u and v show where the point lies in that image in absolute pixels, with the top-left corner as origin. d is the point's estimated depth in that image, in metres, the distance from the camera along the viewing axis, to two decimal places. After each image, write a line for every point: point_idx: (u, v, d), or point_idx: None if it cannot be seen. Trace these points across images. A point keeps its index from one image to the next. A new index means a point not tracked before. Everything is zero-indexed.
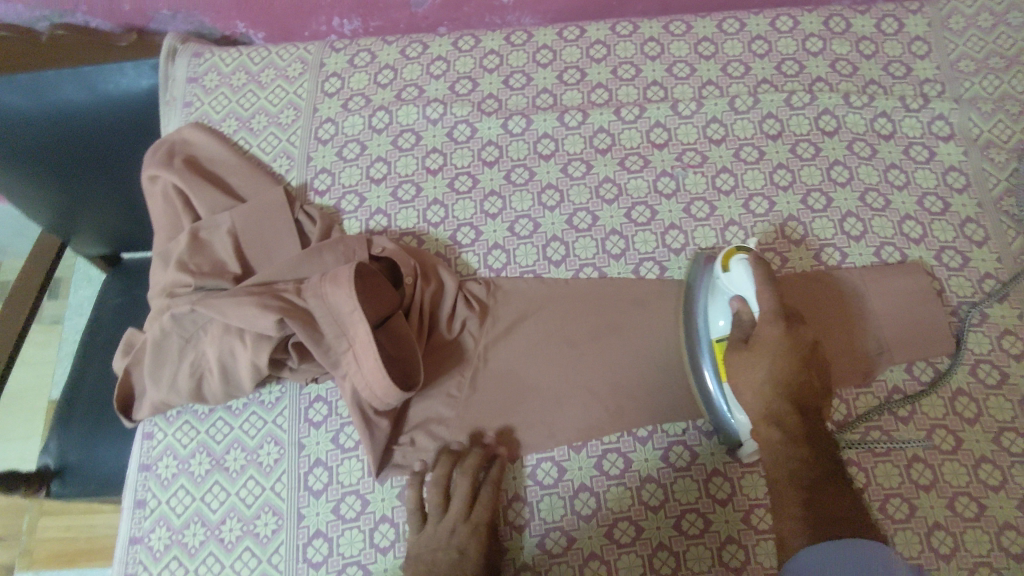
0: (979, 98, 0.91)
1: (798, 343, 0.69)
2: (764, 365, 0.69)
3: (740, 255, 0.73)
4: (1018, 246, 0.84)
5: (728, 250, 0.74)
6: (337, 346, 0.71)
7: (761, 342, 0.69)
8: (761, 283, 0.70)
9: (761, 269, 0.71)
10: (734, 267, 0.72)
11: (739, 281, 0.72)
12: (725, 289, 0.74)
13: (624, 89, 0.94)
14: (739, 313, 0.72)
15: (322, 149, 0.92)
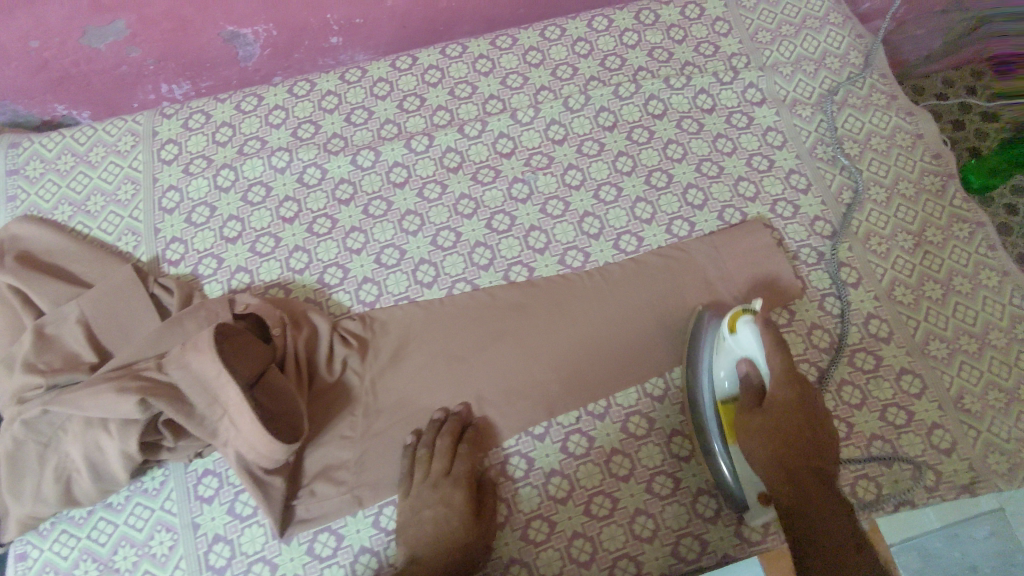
0: (779, 63, 1.01)
1: (807, 405, 0.71)
2: (778, 427, 0.69)
3: (746, 315, 0.73)
4: (836, 187, 0.94)
5: (735, 310, 0.74)
6: (211, 414, 0.69)
7: (778, 406, 0.70)
8: (773, 346, 0.71)
9: (768, 329, 0.72)
10: (741, 327, 0.73)
11: (749, 345, 0.73)
12: (729, 349, 0.74)
13: (463, 108, 0.96)
14: (748, 376, 0.73)
15: (169, 219, 0.89)
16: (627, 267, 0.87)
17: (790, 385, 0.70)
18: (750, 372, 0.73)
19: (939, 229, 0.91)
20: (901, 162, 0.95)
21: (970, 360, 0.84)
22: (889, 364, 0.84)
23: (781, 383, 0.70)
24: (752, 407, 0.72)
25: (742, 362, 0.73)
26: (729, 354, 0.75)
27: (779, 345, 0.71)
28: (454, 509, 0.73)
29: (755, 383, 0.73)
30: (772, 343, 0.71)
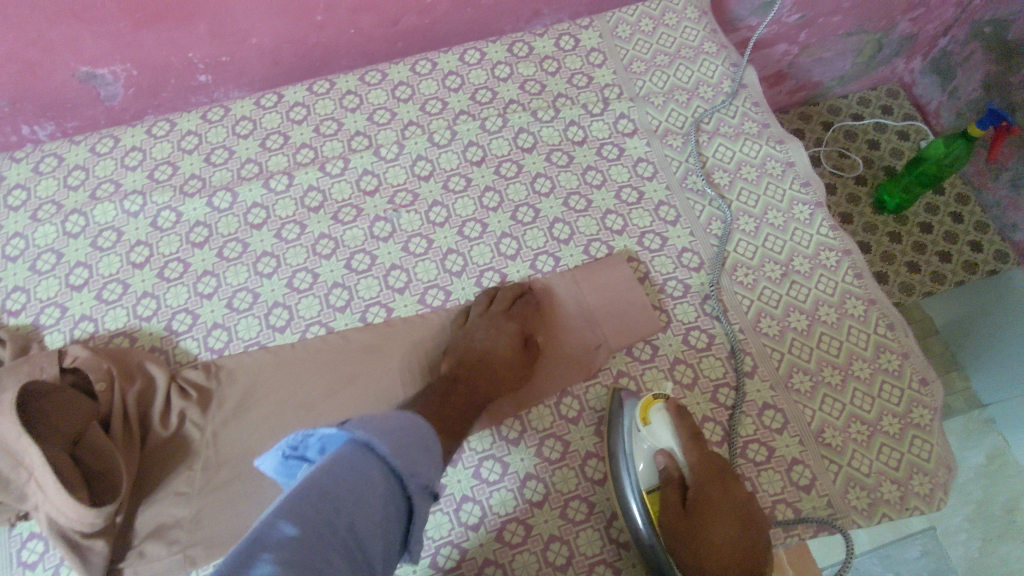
0: (651, 94, 1.01)
1: (733, 500, 0.69)
2: (707, 527, 0.67)
3: (658, 404, 0.76)
4: (705, 217, 0.92)
5: (647, 399, 0.77)
6: (17, 477, 0.66)
7: (702, 500, 0.69)
8: (687, 435, 0.73)
9: (681, 418, 0.75)
10: (653, 416, 0.76)
11: (662, 433, 0.75)
12: (646, 442, 0.75)
13: (328, 145, 0.95)
14: (667, 469, 0.72)
15: (13, 266, 0.86)
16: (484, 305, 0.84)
17: (711, 477, 0.70)
18: (668, 463, 0.72)
19: (806, 258, 0.90)
20: (769, 191, 0.94)
21: (833, 393, 0.82)
22: (751, 400, 0.82)
23: (700, 474, 0.71)
24: (677, 502, 0.70)
25: (659, 453, 0.73)
26: (645, 446, 0.74)
27: (694, 435, 0.73)
28: (479, 353, 0.78)
29: (675, 476, 0.72)
30: (687, 432, 0.74)
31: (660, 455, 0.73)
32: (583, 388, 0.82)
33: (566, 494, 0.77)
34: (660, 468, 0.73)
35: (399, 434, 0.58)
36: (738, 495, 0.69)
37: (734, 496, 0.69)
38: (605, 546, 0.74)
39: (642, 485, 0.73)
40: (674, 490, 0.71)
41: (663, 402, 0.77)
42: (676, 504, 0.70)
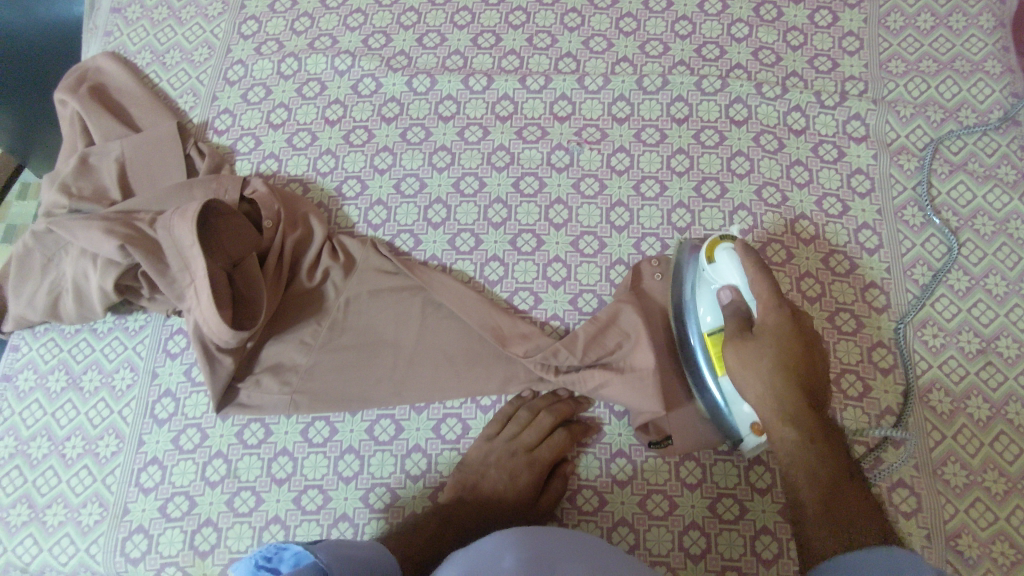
0: (900, 101, 0.87)
1: (800, 335, 0.64)
2: (762, 355, 0.63)
3: (726, 243, 0.71)
4: (911, 257, 0.81)
5: (713, 239, 0.72)
6: (181, 279, 0.73)
7: (764, 328, 0.64)
8: (751, 266, 0.66)
9: (747, 253, 0.68)
10: (719, 253, 0.70)
11: (725, 270, 0.69)
12: (712, 283, 0.71)
13: (535, 59, 0.92)
14: (733, 304, 0.68)
15: (228, 90, 0.93)
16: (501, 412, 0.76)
17: (774, 308, 0.64)
18: (734, 297, 0.68)
19: (1017, 342, 0.77)
20: (1001, 253, 0.80)
21: (988, 500, 0.71)
22: (886, 471, 0.73)
23: (768, 314, 0.65)
24: (738, 329, 0.66)
25: (722, 291, 0.69)
26: (711, 286, 0.71)
27: (762, 266, 0.66)
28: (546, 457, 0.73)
29: (743, 310, 0.67)
30: (753, 266, 0.66)
31: (725, 292, 0.69)
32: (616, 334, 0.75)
33: (653, 485, 0.73)
34: (726, 305, 0.69)
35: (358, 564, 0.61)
36: (808, 333, 0.65)
37: (801, 327, 0.64)
38: (672, 551, 0.71)
39: (708, 330, 0.71)
40: (733, 322, 0.67)
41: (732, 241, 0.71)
42: (738, 330, 0.66)
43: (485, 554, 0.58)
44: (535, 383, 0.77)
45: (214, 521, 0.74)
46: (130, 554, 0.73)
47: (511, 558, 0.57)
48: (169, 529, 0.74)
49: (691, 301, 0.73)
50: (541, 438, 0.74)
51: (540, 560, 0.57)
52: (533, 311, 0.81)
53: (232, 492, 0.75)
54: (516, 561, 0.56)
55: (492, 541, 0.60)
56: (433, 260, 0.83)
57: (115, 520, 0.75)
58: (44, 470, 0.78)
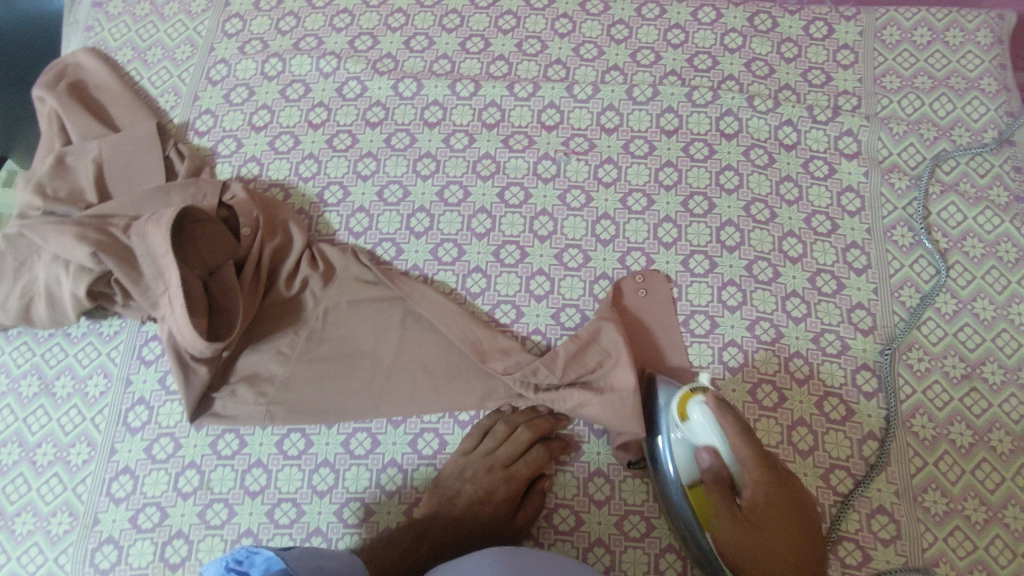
0: (894, 118, 0.86)
1: (780, 487, 0.65)
2: (762, 547, 0.63)
3: (697, 396, 0.67)
4: (898, 278, 0.79)
5: (683, 391, 0.68)
6: (155, 287, 0.72)
7: (755, 508, 0.64)
8: (734, 430, 0.65)
9: (725, 414, 0.66)
10: (692, 411, 0.66)
11: (701, 426, 0.66)
12: (685, 438, 0.67)
13: (524, 65, 0.90)
14: (715, 469, 0.65)
15: (210, 89, 0.91)
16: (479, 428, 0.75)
17: (758, 473, 0.64)
18: (714, 462, 0.65)
19: (1002, 368, 0.76)
20: (990, 276, 0.79)
21: (967, 529, 0.70)
22: (866, 496, 0.72)
23: (754, 473, 0.64)
24: (727, 505, 0.64)
25: (703, 452, 0.66)
26: (684, 446, 0.68)
27: (743, 429, 0.65)
28: (523, 471, 0.72)
29: (724, 476, 0.65)
30: (735, 429, 0.65)
31: (704, 454, 0.66)
32: (599, 354, 0.74)
33: (630, 506, 0.72)
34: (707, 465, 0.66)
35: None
36: (786, 480, 0.66)
37: (779, 478, 0.66)
38: (648, 573, 0.70)
39: (687, 482, 0.66)
40: (719, 496, 0.65)
41: (701, 391, 0.68)
42: (728, 508, 0.64)
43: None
44: (515, 399, 0.75)
45: (185, 533, 0.73)
46: (100, 565, 0.72)
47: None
48: (139, 540, 0.73)
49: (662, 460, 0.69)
50: (519, 453, 0.73)
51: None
52: (514, 325, 0.79)
53: (204, 504, 0.74)
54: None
55: (471, 561, 0.59)
56: (414, 271, 0.82)
57: (85, 530, 0.74)
58: (14, 477, 0.76)
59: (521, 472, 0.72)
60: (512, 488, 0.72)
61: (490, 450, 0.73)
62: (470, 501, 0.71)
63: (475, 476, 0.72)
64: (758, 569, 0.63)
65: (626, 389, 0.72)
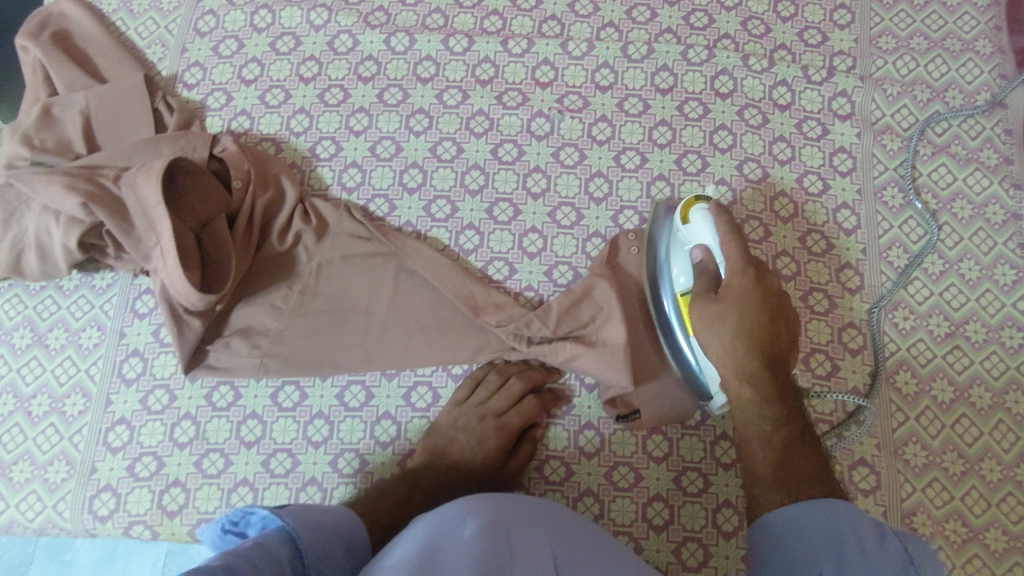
0: (888, 79, 0.86)
1: (766, 291, 0.66)
2: (722, 331, 0.65)
3: (701, 204, 0.72)
4: (887, 239, 0.80)
5: (689, 201, 0.73)
6: (147, 239, 0.71)
7: (729, 291, 0.66)
8: (724, 228, 0.68)
9: (722, 215, 0.69)
10: (694, 215, 0.71)
11: (699, 231, 0.70)
12: (685, 242, 0.71)
13: (519, 21, 0.89)
14: (703, 263, 0.68)
15: (199, 41, 0.89)
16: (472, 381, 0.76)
17: (742, 269, 0.66)
18: (704, 258, 0.68)
19: (985, 327, 0.77)
20: (977, 237, 0.80)
21: (945, 480, 0.72)
22: (849, 449, 0.74)
23: (739, 273, 0.66)
24: (706, 287, 0.67)
25: (695, 249, 0.69)
26: (684, 250, 0.71)
27: (733, 230, 0.67)
28: (516, 420, 0.73)
29: (710, 269, 0.68)
30: (726, 228, 0.68)
31: (696, 251, 0.69)
32: (594, 307, 0.75)
33: (619, 457, 0.74)
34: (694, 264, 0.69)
35: (328, 531, 0.60)
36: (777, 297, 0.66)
37: (767, 293, 0.66)
38: (635, 521, 0.72)
39: (681, 290, 0.71)
40: (703, 282, 0.67)
41: (706, 202, 0.72)
42: (704, 293, 0.67)
43: (450, 518, 0.57)
44: (507, 352, 0.76)
45: (183, 481, 0.74)
46: (98, 512, 0.74)
47: (472, 526, 0.56)
48: (136, 489, 0.74)
49: (665, 266, 0.73)
50: (511, 403, 0.74)
51: (497, 526, 0.56)
52: (507, 281, 0.80)
53: (200, 454, 0.75)
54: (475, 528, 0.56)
55: (453, 505, 0.59)
56: (408, 227, 0.82)
57: (83, 478, 0.75)
58: (10, 427, 0.77)
59: (514, 420, 0.73)
60: (503, 436, 0.73)
61: (483, 397, 0.75)
62: (462, 449, 0.73)
63: (468, 425, 0.73)
64: (724, 361, 0.65)
65: (618, 344, 0.73)
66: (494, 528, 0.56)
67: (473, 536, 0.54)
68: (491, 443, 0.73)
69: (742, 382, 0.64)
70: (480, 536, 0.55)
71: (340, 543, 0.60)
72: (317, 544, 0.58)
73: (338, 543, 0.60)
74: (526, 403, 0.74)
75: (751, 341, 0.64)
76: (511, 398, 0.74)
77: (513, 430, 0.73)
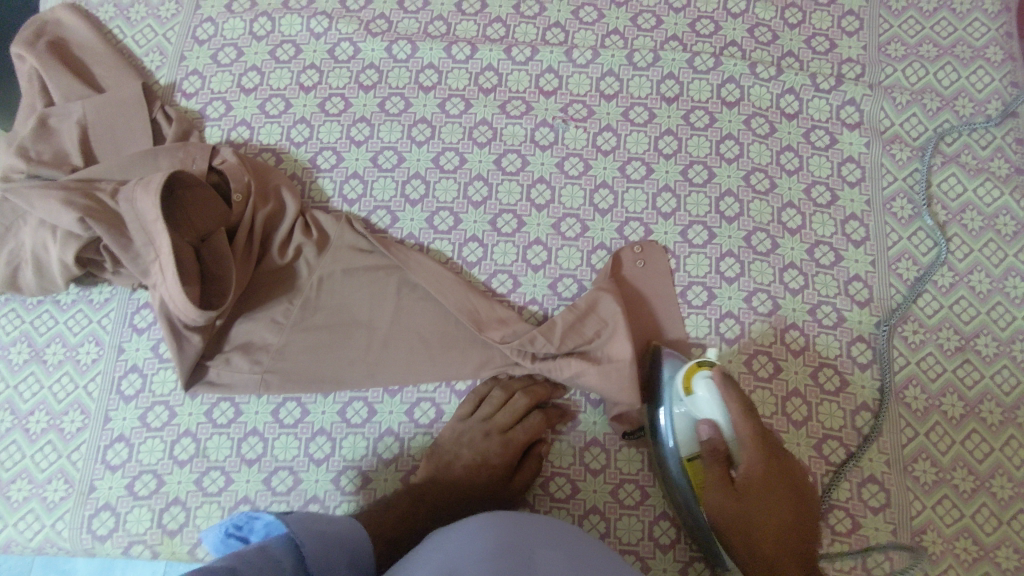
0: (897, 87, 0.84)
1: (776, 474, 0.64)
2: (741, 513, 0.62)
3: (703, 370, 0.66)
4: (896, 251, 0.79)
5: (690, 365, 0.67)
6: (145, 254, 0.70)
7: (749, 482, 0.63)
8: (735, 407, 0.63)
9: (728, 388, 0.64)
10: (697, 385, 0.65)
11: (703, 401, 0.65)
12: (686, 408, 0.66)
13: (522, 28, 0.88)
14: (713, 444, 0.64)
15: (197, 49, 0.88)
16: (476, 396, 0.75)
17: (759, 454, 0.63)
18: (714, 436, 0.64)
19: (995, 340, 0.76)
20: (988, 249, 0.79)
21: (955, 497, 0.72)
22: (858, 466, 0.73)
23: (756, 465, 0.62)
24: (726, 489, 0.63)
25: (704, 426, 0.65)
26: (687, 417, 0.67)
27: (746, 408, 0.63)
28: (521, 435, 0.72)
29: (722, 451, 0.64)
30: (739, 409, 0.63)
31: (703, 427, 0.65)
32: (600, 323, 0.73)
33: (626, 474, 0.73)
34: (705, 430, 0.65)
35: (332, 541, 0.59)
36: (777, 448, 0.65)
37: (780, 461, 0.64)
38: (642, 541, 0.71)
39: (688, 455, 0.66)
40: (721, 474, 0.63)
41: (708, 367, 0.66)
42: (723, 482, 0.63)
43: (462, 532, 0.57)
44: (511, 367, 0.75)
45: (182, 500, 0.73)
46: (97, 531, 0.73)
47: (485, 540, 0.55)
48: (136, 507, 0.73)
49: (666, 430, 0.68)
50: (516, 419, 0.73)
51: (510, 542, 0.56)
52: (511, 295, 0.79)
53: (200, 472, 0.74)
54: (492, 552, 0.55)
55: (466, 521, 0.59)
56: (410, 239, 0.81)
57: (82, 497, 0.74)
58: (7, 444, 0.76)
59: (519, 436, 0.72)
60: (509, 452, 0.72)
61: (487, 413, 0.73)
62: (467, 464, 0.72)
63: (472, 441, 0.72)
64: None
65: (624, 360, 0.71)
66: (506, 547, 0.55)
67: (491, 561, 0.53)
68: (496, 460, 0.72)
69: None
70: (496, 558, 0.54)
71: (343, 554, 0.59)
72: (321, 553, 0.57)
73: (341, 554, 0.59)
74: (530, 419, 0.73)
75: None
76: (515, 413, 0.73)
77: (519, 446, 0.72)
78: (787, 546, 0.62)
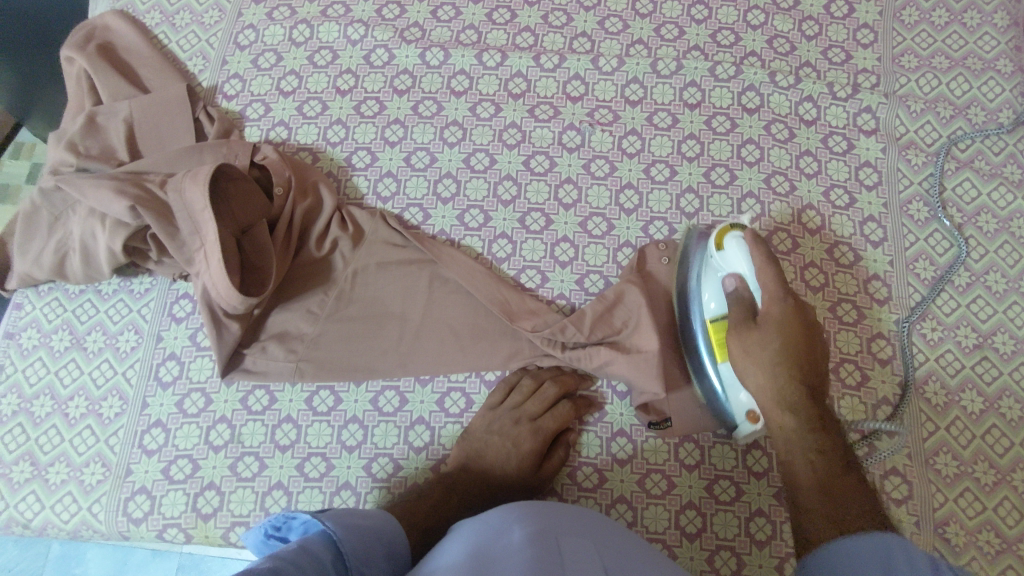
0: (911, 96, 0.88)
1: (803, 318, 0.67)
2: (763, 346, 0.66)
3: (735, 231, 0.72)
4: (913, 251, 0.82)
5: (723, 227, 0.72)
6: (191, 243, 0.73)
7: (770, 320, 0.67)
8: (760, 257, 0.68)
9: (756, 243, 0.69)
10: (726, 244, 0.71)
11: (729, 260, 0.71)
12: (716, 268, 0.72)
13: (550, 37, 0.92)
14: (738, 291, 0.70)
15: (239, 54, 0.92)
16: (505, 385, 0.77)
17: (782, 295, 0.66)
18: (739, 286, 0.70)
19: (1012, 338, 0.78)
20: (1003, 250, 0.81)
21: (976, 491, 0.73)
22: (880, 459, 0.74)
23: (777, 305, 0.67)
24: (742, 321, 0.68)
25: (729, 277, 0.71)
26: (716, 275, 0.72)
27: (769, 257, 0.68)
28: (551, 424, 0.74)
29: (746, 299, 0.69)
30: (763, 258, 0.68)
31: (728, 279, 0.71)
32: (628, 314, 0.76)
33: (652, 464, 0.74)
34: (729, 289, 0.70)
35: (368, 533, 0.60)
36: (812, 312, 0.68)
37: (804, 316, 0.67)
38: (668, 529, 0.72)
39: (712, 318, 0.72)
40: (740, 310, 0.69)
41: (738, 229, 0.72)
42: (744, 322, 0.68)
43: (496, 528, 0.58)
44: (540, 358, 0.77)
45: (217, 484, 0.75)
46: (133, 514, 0.74)
47: (520, 533, 0.56)
48: (171, 491, 0.75)
49: (696, 289, 0.75)
50: (545, 407, 0.75)
51: (544, 534, 0.56)
52: (540, 289, 0.81)
53: (235, 457, 0.75)
54: (524, 535, 0.56)
55: (500, 517, 0.60)
56: (442, 236, 0.84)
57: (118, 480, 0.75)
58: (47, 428, 0.78)
59: (549, 424, 0.74)
60: (540, 440, 0.73)
61: (519, 402, 0.75)
62: (501, 451, 0.73)
63: (505, 429, 0.74)
64: (775, 407, 0.65)
65: (651, 351, 0.73)
66: (541, 537, 0.56)
67: (520, 543, 0.55)
68: (529, 446, 0.73)
69: (786, 413, 0.65)
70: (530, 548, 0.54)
71: (380, 546, 0.61)
72: (359, 546, 0.58)
73: (378, 546, 0.60)
74: (561, 408, 0.75)
75: (789, 403, 0.65)
76: (546, 403, 0.75)
77: (549, 434, 0.74)
78: (796, 374, 0.65)
